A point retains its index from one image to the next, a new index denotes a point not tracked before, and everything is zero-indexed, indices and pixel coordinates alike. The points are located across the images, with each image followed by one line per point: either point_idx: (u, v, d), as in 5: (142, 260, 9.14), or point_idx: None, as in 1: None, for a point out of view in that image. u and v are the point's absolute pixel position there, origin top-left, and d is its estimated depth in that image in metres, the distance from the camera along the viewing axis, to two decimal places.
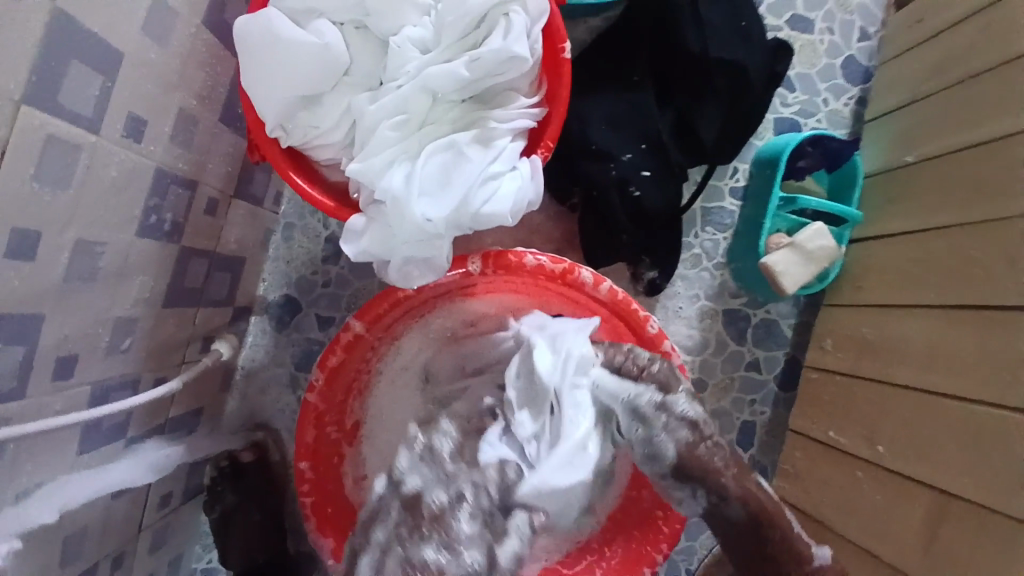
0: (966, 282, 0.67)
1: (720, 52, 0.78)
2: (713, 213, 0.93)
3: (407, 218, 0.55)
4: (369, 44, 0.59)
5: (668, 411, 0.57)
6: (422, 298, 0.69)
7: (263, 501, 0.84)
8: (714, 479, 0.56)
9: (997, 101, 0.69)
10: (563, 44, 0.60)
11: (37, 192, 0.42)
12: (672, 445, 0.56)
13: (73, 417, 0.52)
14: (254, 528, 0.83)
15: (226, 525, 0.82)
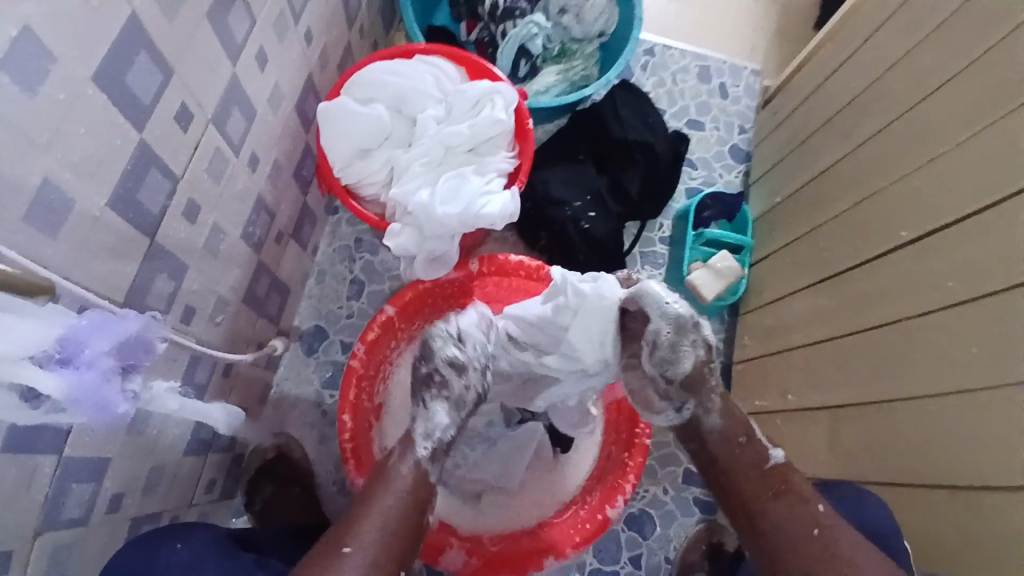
0: (822, 262, 0.94)
1: (636, 135, 1.12)
2: (649, 256, 1.20)
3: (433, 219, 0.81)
4: (403, 120, 0.90)
5: (697, 329, 0.73)
6: (435, 293, 0.91)
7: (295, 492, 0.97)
8: (706, 395, 0.74)
9: (817, 151, 1.03)
10: (528, 120, 0.92)
11: (205, 179, 0.67)
12: (690, 357, 0.72)
13: (183, 352, 0.71)
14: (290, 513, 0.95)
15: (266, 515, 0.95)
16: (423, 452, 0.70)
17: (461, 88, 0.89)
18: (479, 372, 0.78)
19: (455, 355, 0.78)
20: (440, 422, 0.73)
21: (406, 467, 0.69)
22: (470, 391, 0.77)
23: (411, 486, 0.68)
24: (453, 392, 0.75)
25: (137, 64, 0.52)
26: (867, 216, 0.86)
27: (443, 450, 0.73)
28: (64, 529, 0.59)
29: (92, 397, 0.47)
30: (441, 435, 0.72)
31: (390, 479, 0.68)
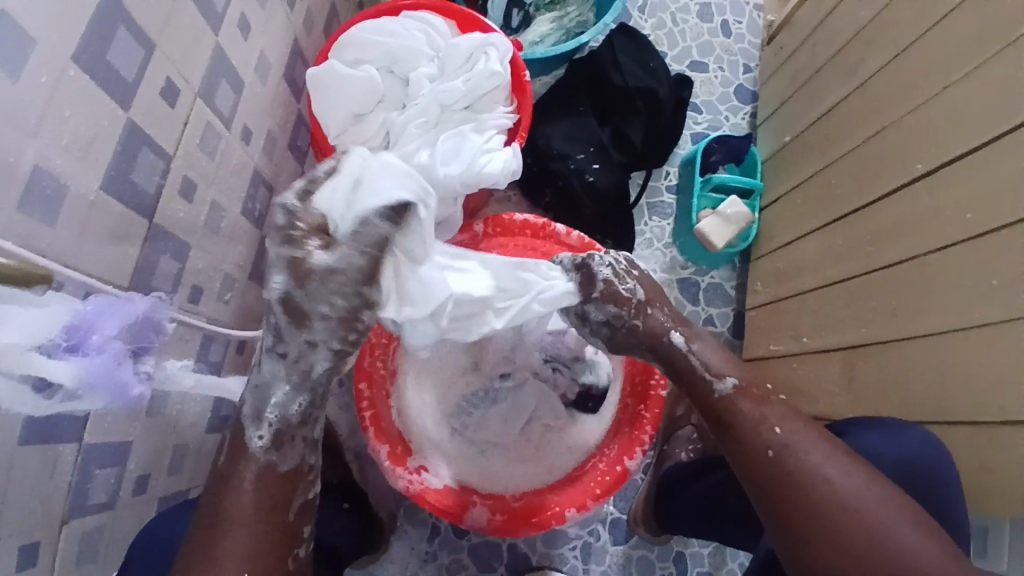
0: (833, 202, 0.92)
1: (636, 82, 1.08)
2: (657, 206, 1.18)
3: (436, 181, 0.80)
4: (395, 80, 0.87)
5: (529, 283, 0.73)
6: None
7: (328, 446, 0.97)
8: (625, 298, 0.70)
9: (828, 85, 0.99)
10: (524, 72, 0.89)
11: (198, 155, 0.67)
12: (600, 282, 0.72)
13: (195, 331, 0.71)
14: None
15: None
16: (257, 443, 0.61)
17: (454, 42, 0.86)
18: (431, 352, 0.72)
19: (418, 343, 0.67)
20: (283, 401, 0.62)
21: (247, 461, 0.61)
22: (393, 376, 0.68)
23: (268, 476, 0.61)
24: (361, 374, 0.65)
25: (117, 42, 0.52)
26: (880, 152, 0.84)
27: (293, 430, 0.63)
28: (92, 514, 0.60)
29: (106, 378, 0.53)
30: (285, 416, 0.62)
31: (240, 476, 0.61)
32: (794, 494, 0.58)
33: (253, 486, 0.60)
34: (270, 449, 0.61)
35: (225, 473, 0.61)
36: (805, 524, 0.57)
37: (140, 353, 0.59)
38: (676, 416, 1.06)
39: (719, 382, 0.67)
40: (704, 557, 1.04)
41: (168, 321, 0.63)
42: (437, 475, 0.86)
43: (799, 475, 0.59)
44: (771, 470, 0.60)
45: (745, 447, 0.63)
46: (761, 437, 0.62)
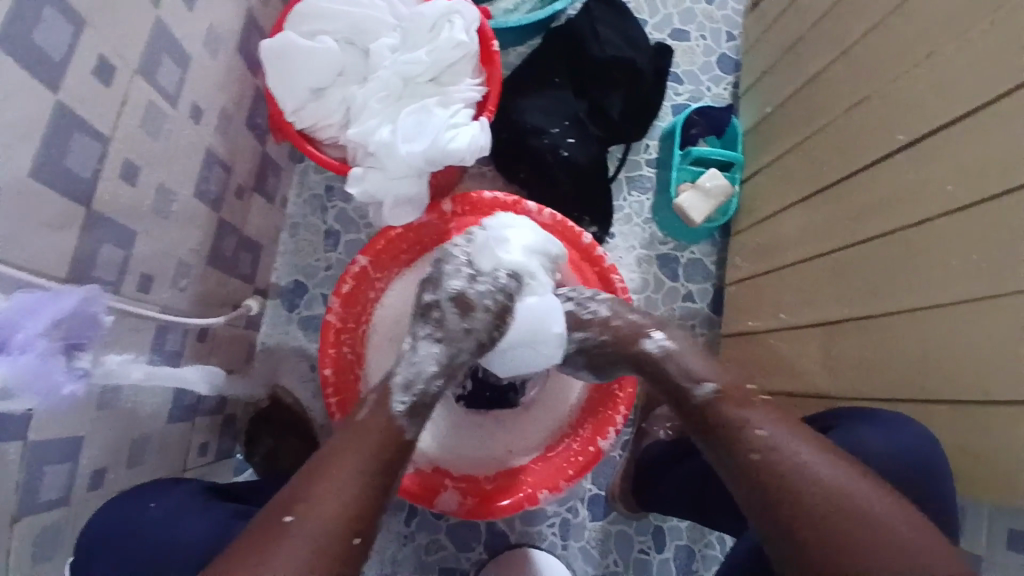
0: (815, 176, 0.89)
1: (614, 51, 1.04)
2: (635, 180, 1.15)
3: (399, 160, 0.78)
4: (356, 53, 0.83)
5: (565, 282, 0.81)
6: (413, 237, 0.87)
7: (299, 432, 0.95)
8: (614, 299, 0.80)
9: (811, 53, 0.96)
10: (492, 42, 0.85)
11: (141, 136, 0.63)
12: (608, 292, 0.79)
13: (148, 323, 0.69)
14: (293, 457, 0.92)
15: (269, 462, 0.92)
16: (400, 404, 0.63)
17: (416, 10, 0.81)
18: (488, 315, 0.72)
19: (460, 290, 0.72)
20: (422, 360, 0.67)
21: (384, 417, 0.62)
22: (470, 336, 0.71)
23: (389, 440, 0.60)
24: (449, 333, 0.70)
25: (43, 19, 0.48)
26: (863, 123, 0.81)
27: (425, 409, 0.66)
28: (45, 510, 0.58)
29: (33, 379, 0.50)
30: (425, 387, 0.66)
31: (365, 439, 0.59)
32: (774, 484, 0.55)
33: (373, 449, 0.58)
34: (406, 414, 0.63)
35: (351, 436, 0.60)
36: (794, 510, 0.53)
37: (79, 348, 0.56)
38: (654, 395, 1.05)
39: (697, 387, 0.66)
40: (682, 532, 1.04)
41: (105, 313, 0.60)
42: (408, 458, 0.84)
43: (782, 468, 0.56)
44: (758, 465, 0.57)
45: (730, 441, 0.60)
46: (745, 431, 0.60)
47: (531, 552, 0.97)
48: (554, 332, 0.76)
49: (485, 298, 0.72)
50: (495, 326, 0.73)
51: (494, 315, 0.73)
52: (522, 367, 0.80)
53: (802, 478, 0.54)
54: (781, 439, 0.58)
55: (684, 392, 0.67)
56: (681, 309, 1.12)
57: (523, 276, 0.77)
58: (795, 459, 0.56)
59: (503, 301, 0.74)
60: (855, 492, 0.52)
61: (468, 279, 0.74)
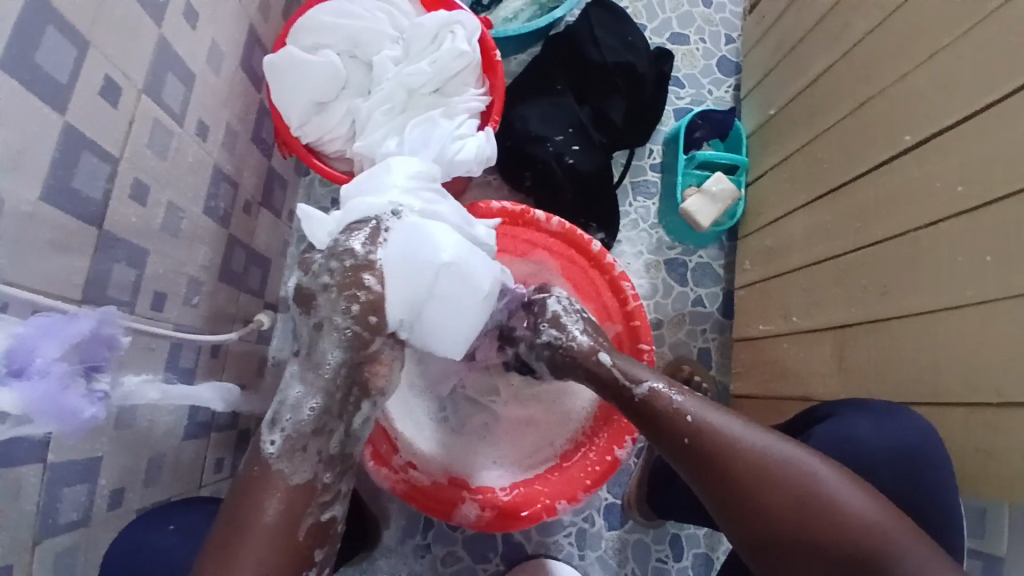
0: (821, 177, 0.89)
1: (614, 57, 1.04)
2: (640, 185, 1.15)
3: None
4: (359, 66, 0.83)
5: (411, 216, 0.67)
6: None
7: None
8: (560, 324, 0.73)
9: (814, 53, 0.96)
10: (494, 51, 0.85)
11: (149, 155, 0.63)
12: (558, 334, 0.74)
13: (161, 341, 0.68)
14: None
15: None
16: (269, 448, 0.58)
17: (418, 21, 0.81)
18: (332, 293, 0.61)
19: (301, 283, 0.63)
20: (296, 403, 0.59)
21: (264, 468, 0.57)
22: (329, 328, 0.60)
23: (288, 492, 0.56)
24: (306, 343, 0.62)
25: (46, 40, 0.48)
26: (868, 123, 0.81)
27: (305, 437, 0.58)
28: (65, 532, 0.57)
29: (50, 404, 0.50)
30: (298, 421, 0.59)
31: (265, 491, 0.56)
32: (718, 475, 0.57)
33: (278, 503, 0.56)
34: (283, 455, 0.57)
35: (245, 493, 0.56)
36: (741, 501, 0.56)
37: (94, 370, 0.56)
38: None
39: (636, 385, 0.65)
40: (700, 538, 1.03)
41: (123, 333, 0.60)
42: (425, 471, 0.84)
43: (714, 456, 0.57)
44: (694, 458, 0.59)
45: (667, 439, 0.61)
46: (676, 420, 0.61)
47: (548, 562, 0.97)
48: (441, 259, 0.64)
49: (321, 280, 0.62)
50: (348, 299, 0.60)
51: (347, 285, 0.61)
52: (453, 319, 0.67)
53: (740, 465, 0.57)
54: (710, 424, 0.59)
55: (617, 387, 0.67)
56: (691, 312, 1.11)
57: (378, 221, 0.65)
58: (726, 444, 0.58)
59: (351, 265, 0.61)
60: (793, 464, 0.56)
61: (308, 263, 0.65)
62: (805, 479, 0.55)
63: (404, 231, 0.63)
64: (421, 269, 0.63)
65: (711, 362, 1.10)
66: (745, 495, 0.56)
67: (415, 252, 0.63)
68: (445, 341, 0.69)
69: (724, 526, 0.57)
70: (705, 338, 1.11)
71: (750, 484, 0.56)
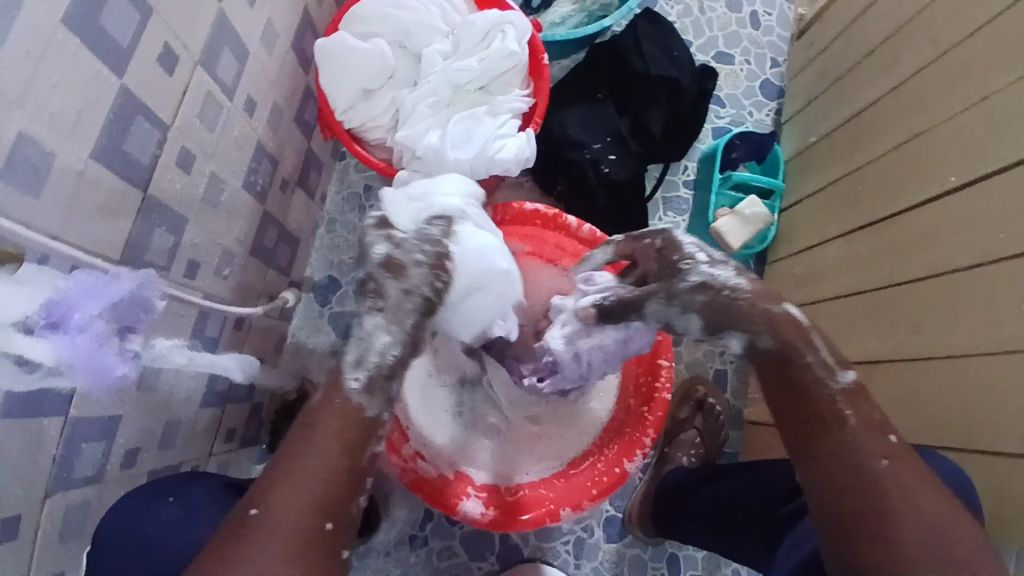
0: (860, 209, 0.88)
1: (659, 70, 1.04)
2: (672, 201, 1.15)
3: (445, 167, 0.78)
4: (407, 56, 0.84)
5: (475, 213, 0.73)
6: None
7: None
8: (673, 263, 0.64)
9: (860, 85, 0.95)
10: (542, 54, 0.85)
11: (198, 127, 0.64)
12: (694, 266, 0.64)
13: (190, 308, 0.69)
14: None
15: None
16: (354, 384, 0.56)
17: (469, 19, 0.82)
18: (423, 268, 0.60)
19: (387, 253, 0.60)
20: (383, 349, 0.57)
21: (340, 400, 0.56)
22: (412, 295, 0.59)
23: (344, 423, 0.54)
24: (388, 303, 0.59)
25: (113, 4, 0.49)
26: (911, 159, 0.80)
27: (384, 379, 0.57)
28: (77, 488, 0.58)
29: (88, 360, 0.52)
30: (381, 360, 0.57)
31: (339, 417, 0.55)
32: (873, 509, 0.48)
33: (343, 427, 0.54)
34: (363, 391, 0.56)
35: (313, 417, 0.55)
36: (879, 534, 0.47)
37: (128, 331, 0.57)
38: (679, 419, 1.03)
39: (838, 376, 0.56)
40: (698, 561, 1.02)
41: (159, 298, 0.61)
42: (432, 463, 0.84)
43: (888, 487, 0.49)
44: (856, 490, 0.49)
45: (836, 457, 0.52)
46: (865, 452, 0.51)
47: (543, 567, 0.96)
48: (501, 267, 0.72)
49: (411, 253, 0.61)
50: (436, 275, 0.60)
51: (432, 264, 0.61)
52: (480, 316, 0.75)
53: (905, 507, 0.47)
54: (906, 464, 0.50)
55: (813, 389, 0.56)
56: None
57: (451, 217, 0.67)
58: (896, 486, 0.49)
59: (442, 249, 0.62)
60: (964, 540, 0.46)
61: (393, 237, 0.62)
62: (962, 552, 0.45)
63: (471, 233, 0.69)
64: (485, 272, 0.70)
65: (726, 386, 1.08)
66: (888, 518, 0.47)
67: (483, 258, 0.69)
68: (465, 328, 0.76)
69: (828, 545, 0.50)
70: (723, 360, 1.10)
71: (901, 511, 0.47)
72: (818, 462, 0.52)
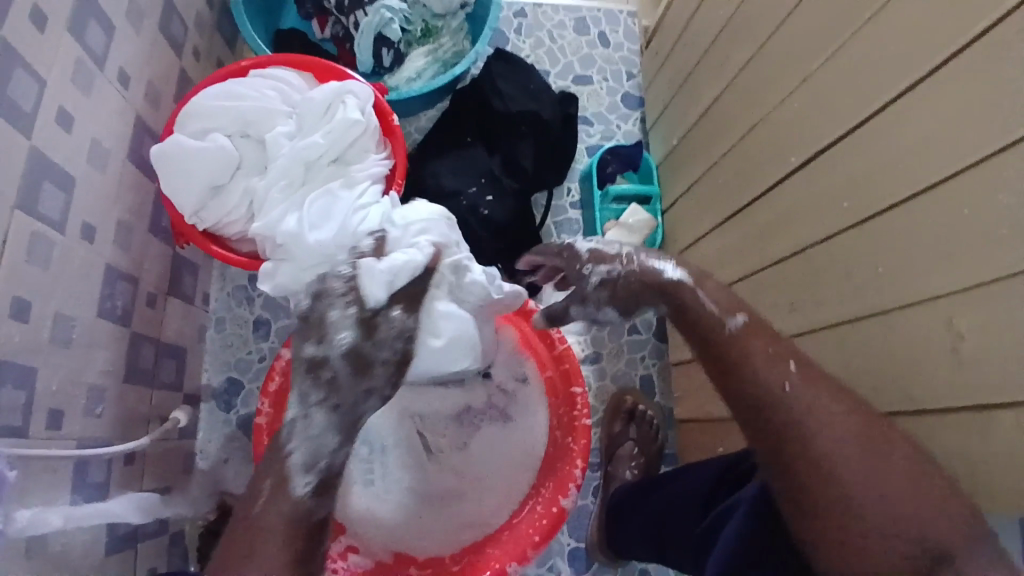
0: (726, 199, 0.92)
1: (520, 106, 1.07)
2: (562, 224, 1.17)
3: (302, 252, 0.71)
4: (252, 144, 0.81)
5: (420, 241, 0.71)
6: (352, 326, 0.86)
7: None
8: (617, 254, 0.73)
9: (704, 82, 1.00)
10: (391, 116, 0.86)
11: (28, 269, 0.60)
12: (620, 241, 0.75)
13: (62, 462, 0.64)
14: None
15: None
16: (304, 489, 0.56)
17: (309, 96, 0.82)
18: (388, 369, 0.62)
19: (353, 346, 0.60)
20: (318, 435, 0.58)
21: (288, 504, 0.55)
22: (370, 397, 0.61)
23: (298, 521, 0.55)
24: (345, 398, 0.59)
25: None
26: (758, 146, 0.85)
27: (336, 481, 0.58)
28: None
29: None
30: (331, 464, 0.58)
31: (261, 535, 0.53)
32: (808, 465, 0.53)
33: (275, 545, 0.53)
34: (317, 494, 0.56)
35: (244, 533, 0.54)
36: (826, 491, 0.52)
37: None
38: (615, 434, 1.02)
39: (730, 318, 0.63)
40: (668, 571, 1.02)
41: (8, 467, 0.56)
42: (367, 552, 0.81)
43: (823, 435, 0.53)
44: (786, 410, 0.56)
45: (757, 383, 0.58)
46: (778, 375, 0.58)
47: None
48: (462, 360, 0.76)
49: (380, 352, 0.62)
50: (397, 378, 0.63)
51: (400, 367, 0.63)
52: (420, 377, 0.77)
53: (841, 438, 0.53)
54: (820, 400, 0.55)
55: (711, 326, 0.64)
56: (629, 342, 1.12)
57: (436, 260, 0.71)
58: (857, 453, 0.52)
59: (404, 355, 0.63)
60: (898, 481, 0.51)
61: (365, 324, 0.61)
62: (902, 510, 0.50)
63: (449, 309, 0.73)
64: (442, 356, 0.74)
65: (654, 390, 1.10)
66: (833, 474, 0.52)
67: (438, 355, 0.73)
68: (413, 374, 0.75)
69: (778, 484, 0.55)
70: (645, 365, 1.11)
71: (844, 473, 0.52)
72: (756, 398, 0.58)
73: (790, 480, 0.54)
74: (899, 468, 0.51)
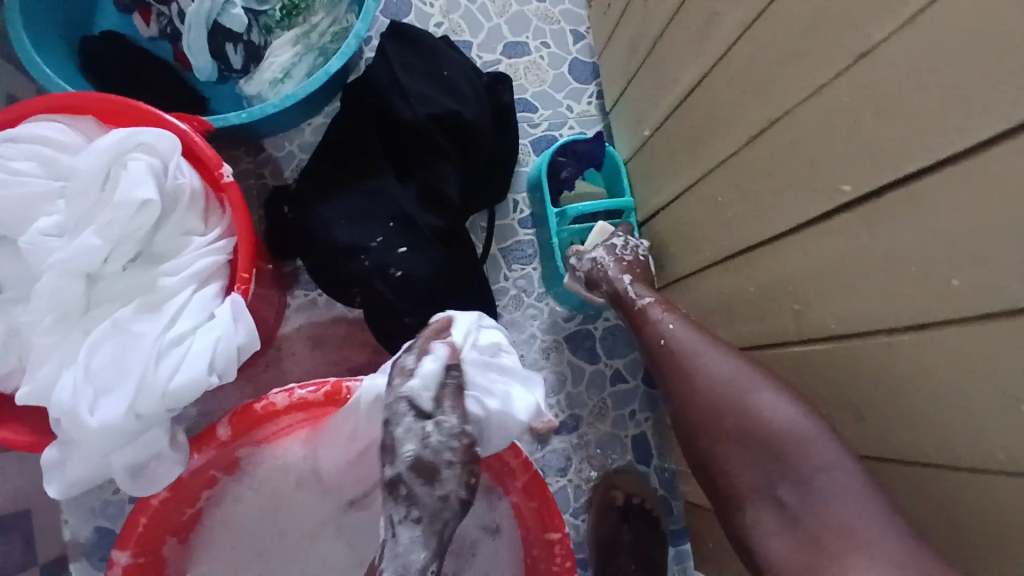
0: (722, 231, 0.64)
1: (429, 109, 0.77)
2: (511, 251, 0.90)
3: (90, 438, 0.48)
4: (9, 254, 0.53)
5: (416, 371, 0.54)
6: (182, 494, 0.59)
7: None
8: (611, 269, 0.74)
9: (674, 55, 0.69)
10: (216, 169, 0.57)
11: None
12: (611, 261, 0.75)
13: None
14: None
15: None
16: None
17: (76, 166, 0.52)
18: (456, 472, 0.52)
19: (416, 454, 0.52)
20: (405, 549, 0.51)
21: None
22: (451, 504, 0.52)
23: None
24: (424, 511, 0.52)
25: None
26: (760, 163, 0.56)
27: None
28: None
29: None
30: None
31: None
32: (690, 414, 0.60)
33: None
34: None
35: None
36: (695, 411, 0.60)
37: None
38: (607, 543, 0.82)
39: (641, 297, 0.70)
40: None
41: None
42: None
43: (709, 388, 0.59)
44: (663, 357, 0.64)
45: (648, 344, 0.66)
46: (657, 326, 0.66)
47: None
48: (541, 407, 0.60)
49: (444, 451, 0.52)
50: (472, 475, 0.53)
51: (467, 464, 0.53)
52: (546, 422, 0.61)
53: (713, 387, 0.59)
54: (680, 340, 0.63)
55: (624, 303, 0.72)
56: (613, 396, 0.89)
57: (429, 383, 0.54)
58: (725, 393, 0.58)
59: (457, 453, 0.52)
60: (767, 413, 0.55)
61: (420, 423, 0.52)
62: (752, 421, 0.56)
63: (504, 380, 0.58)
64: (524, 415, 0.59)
65: (650, 452, 0.88)
66: (709, 411, 0.59)
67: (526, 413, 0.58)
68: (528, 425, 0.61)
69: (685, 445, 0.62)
70: (637, 423, 0.88)
71: (713, 411, 0.58)
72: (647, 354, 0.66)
73: (688, 434, 0.60)
74: (789, 413, 0.55)
